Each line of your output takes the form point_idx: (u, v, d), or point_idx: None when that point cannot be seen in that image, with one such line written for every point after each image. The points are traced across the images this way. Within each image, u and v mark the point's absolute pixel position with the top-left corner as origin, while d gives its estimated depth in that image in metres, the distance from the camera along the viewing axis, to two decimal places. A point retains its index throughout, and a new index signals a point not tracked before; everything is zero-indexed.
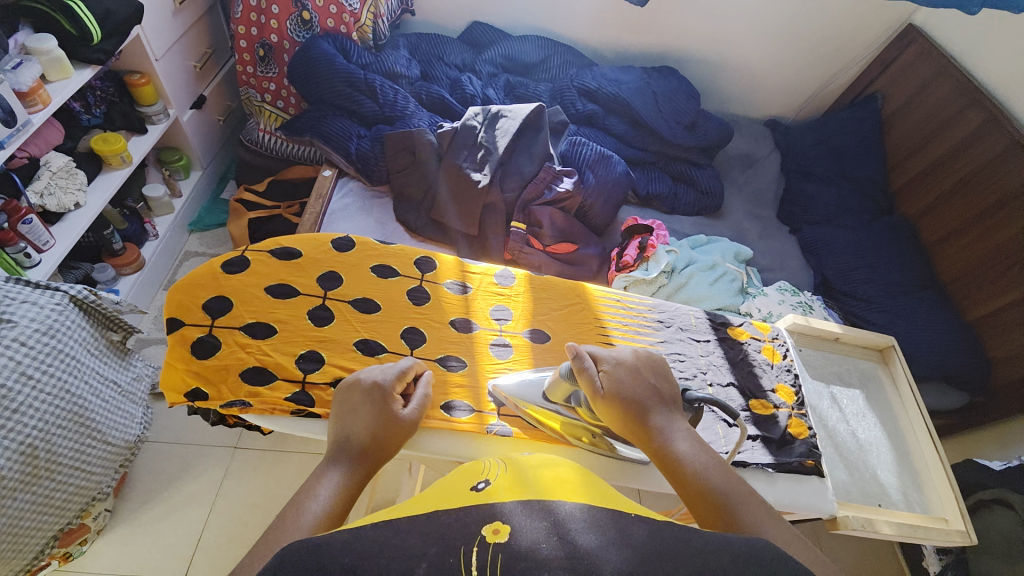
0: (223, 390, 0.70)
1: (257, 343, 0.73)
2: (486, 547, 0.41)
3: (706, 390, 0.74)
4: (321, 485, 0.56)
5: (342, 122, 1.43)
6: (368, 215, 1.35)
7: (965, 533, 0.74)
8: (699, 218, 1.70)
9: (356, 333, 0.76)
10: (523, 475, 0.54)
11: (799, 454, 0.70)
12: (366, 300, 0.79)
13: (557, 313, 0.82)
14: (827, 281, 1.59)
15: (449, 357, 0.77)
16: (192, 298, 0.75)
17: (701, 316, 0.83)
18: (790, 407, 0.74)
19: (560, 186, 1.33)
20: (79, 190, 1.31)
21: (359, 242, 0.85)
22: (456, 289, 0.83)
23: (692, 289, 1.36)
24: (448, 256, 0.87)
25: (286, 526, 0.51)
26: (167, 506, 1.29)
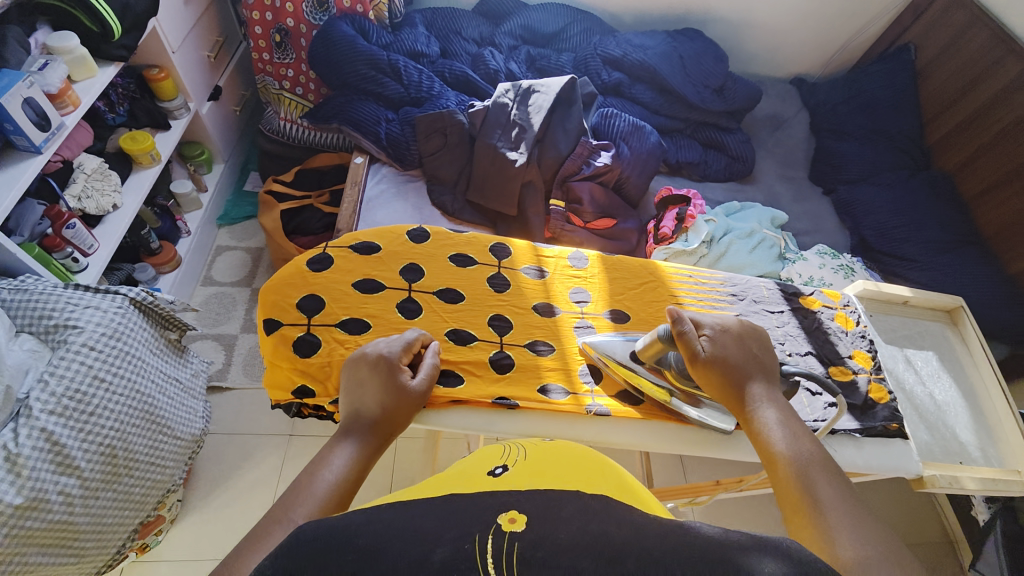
0: (329, 387, 0.70)
1: (354, 338, 0.73)
2: (502, 535, 0.39)
3: (786, 360, 0.76)
4: (335, 456, 0.54)
5: (369, 107, 1.40)
6: (404, 200, 1.33)
7: None
8: (731, 184, 1.67)
9: (446, 324, 0.76)
10: (543, 462, 0.55)
11: (883, 418, 0.73)
12: (450, 291, 0.79)
13: (634, 292, 0.83)
14: (865, 241, 1.58)
15: (538, 342, 0.78)
16: (285, 298, 0.76)
17: (772, 287, 0.84)
18: (868, 372, 0.77)
19: (598, 160, 1.32)
20: (115, 191, 1.31)
21: (433, 233, 0.86)
22: (534, 274, 0.84)
23: (732, 258, 1.34)
24: (520, 241, 0.87)
25: (299, 494, 0.50)
26: (232, 493, 1.34)
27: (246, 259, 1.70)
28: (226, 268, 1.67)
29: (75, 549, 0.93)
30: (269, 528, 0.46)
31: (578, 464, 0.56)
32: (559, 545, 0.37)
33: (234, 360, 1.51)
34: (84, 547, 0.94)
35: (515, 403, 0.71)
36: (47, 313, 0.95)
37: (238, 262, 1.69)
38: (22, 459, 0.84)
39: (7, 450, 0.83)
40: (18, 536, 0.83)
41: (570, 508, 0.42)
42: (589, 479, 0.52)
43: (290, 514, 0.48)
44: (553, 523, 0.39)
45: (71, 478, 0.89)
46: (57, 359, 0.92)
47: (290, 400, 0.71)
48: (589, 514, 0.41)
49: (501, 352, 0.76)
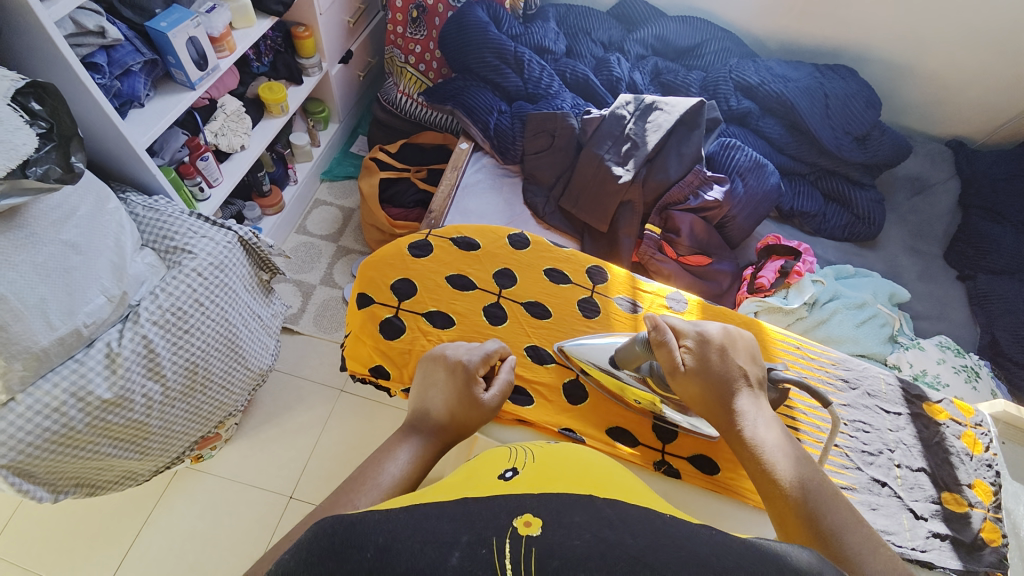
0: (403, 373, 0.72)
1: (437, 332, 0.74)
2: (519, 540, 0.37)
3: (893, 471, 0.67)
4: (399, 450, 0.56)
5: (485, 95, 1.41)
6: (498, 194, 1.34)
7: None
8: (847, 246, 1.51)
9: (527, 339, 0.75)
10: (553, 467, 0.52)
11: (989, 565, 0.62)
12: (539, 305, 0.78)
13: None
14: (997, 344, 1.36)
15: None
16: (382, 276, 0.78)
17: (892, 382, 0.74)
18: (987, 509, 0.65)
19: (708, 193, 1.23)
20: (245, 133, 1.43)
21: (533, 241, 0.84)
22: (627, 307, 0.79)
23: (833, 327, 1.21)
24: (619, 268, 0.83)
25: (365, 482, 0.52)
26: (281, 430, 1.43)
27: (337, 217, 1.79)
28: (319, 220, 1.78)
29: (142, 446, 1.02)
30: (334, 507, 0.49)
31: (589, 473, 0.52)
32: (584, 551, 0.35)
33: (309, 308, 1.61)
34: (151, 446, 1.04)
35: (581, 439, 0.70)
36: (170, 235, 1.06)
37: (330, 218, 1.79)
38: (121, 359, 0.93)
39: (109, 347, 0.93)
40: (100, 426, 0.92)
41: (583, 512, 0.40)
42: (603, 484, 0.49)
43: (356, 499, 0.50)
44: (571, 528, 0.38)
45: (155, 385, 0.98)
46: (170, 277, 1.02)
47: (365, 375, 0.74)
48: (597, 517, 0.39)
49: (576, 380, 0.73)
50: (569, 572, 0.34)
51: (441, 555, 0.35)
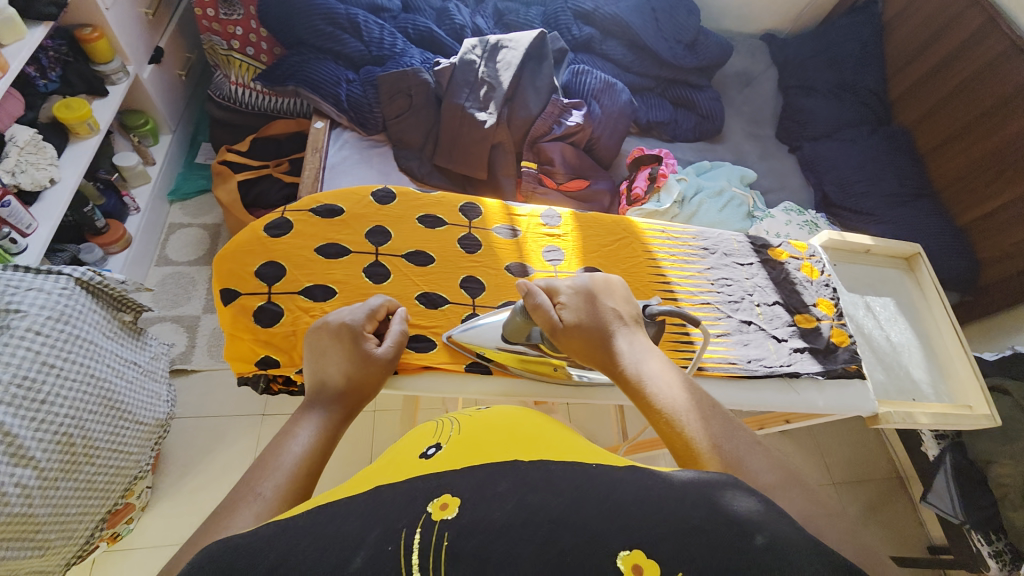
0: (295, 356, 0.69)
1: (319, 305, 0.71)
2: (430, 528, 0.36)
3: (755, 311, 0.78)
4: (301, 427, 0.54)
5: (327, 66, 1.31)
6: (369, 166, 1.28)
7: (987, 413, 0.83)
8: (700, 144, 1.68)
9: (417, 288, 0.75)
10: (477, 435, 0.53)
11: (844, 360, 0.76)
12: (420, 253, 0.77)
13: (609, 249, 0.80)
14: (827, 197, 1.61)
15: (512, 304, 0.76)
16: (244, 266, 0.72)
17: (742, 240, 0.85)
18: (831, 318, 0.79)
19: (569, 119, 1.28)
20: (52, 165, 1.22)
21: (399, 194, 0.82)
22: (506, 234, 0.81)
23: (703, 217, 1.38)
24: (492, 200, 0.84)
25: (266, 466, 0.48)
26: (206, 475, 1.33)
27: (202, 236, 1.62)
28: (181, 245, 1.60)
29: (38, 542, 0.88)
30: (234, 506, 0.45)
31: (516, 432, 0.54)
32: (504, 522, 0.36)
33: (199, 342, 1.46)
34: (47, 540, 0.90)
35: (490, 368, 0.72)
36: None
37: (193, 239, 1.61)
38: None
39: None
40: None
41: (505, 481, 0.40)
42: (530, 445, 0.50)
43: (260, 487, 0.47)
44: (491, 500, 0.38)
45: (26, 470, 0.84)
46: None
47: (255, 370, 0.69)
48: (521, 483, 0.39)
49: (474, 315, 0.75)
50: (487, 546, 0.34)
51: (345, 558, 0.35)
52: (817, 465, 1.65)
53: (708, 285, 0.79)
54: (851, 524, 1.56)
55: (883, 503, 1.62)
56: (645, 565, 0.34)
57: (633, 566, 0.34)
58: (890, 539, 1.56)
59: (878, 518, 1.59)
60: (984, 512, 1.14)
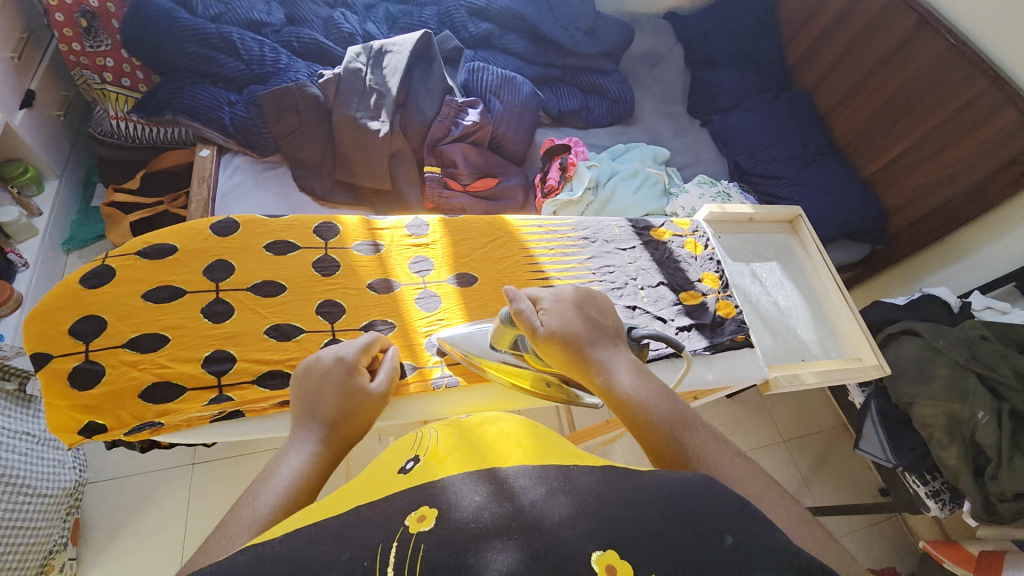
0: (125, 416, 0.65)
1: (149, 357, 0.67)
2: (407, 540, 0.35)
3: (639, 293, 0.80)
4: (281, 469, 0.49)
5: (204, 90, 1.23)
6: (265, 190, 1.22)
7: (876, 366, 0.85)
8: (614, 128, 1.69)
9: (266, 321, 0.73)
10: (461, 443, 0.49)
11: (731, 331, 0.77)
12: (271, 283, 0.75)
13: (479, 252, 0.82)
14: (739, 166, 1.64)
15: (375, 321, 0.75)
16: (56, 325, 0.67)
17: (623, 224, 0.88)
18: (717, 291, 0.82)
19: (466, 119, 1.24)
20: None
21: (244, 222, 0.79)
22: (367, 251, 0.81)
23: (618, 201, 1.39)
24: (351, 218, 0.83)
25: (234, 521, 0.43)
26: (134, 538, 1.24)
27: None
28: None
29: None
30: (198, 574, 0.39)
31: (484, 442, 0.50)
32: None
33: None
34: None
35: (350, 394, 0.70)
36: None
37: None
38: None
39: None
40: None
41: (485, 489, 0.39)
42: (531, 450, 0.47)
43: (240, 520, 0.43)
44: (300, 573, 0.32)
45: None
46: None
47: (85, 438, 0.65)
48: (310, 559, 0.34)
49: (333, 340, 0.73)
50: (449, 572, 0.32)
51: None
52: (767, 424, 1.68)
53: (588, 274, 0.82)
54: (804, 477, 1.60)
55: (832, 452, 1.67)
56: (618, 566, 0.33)
57: (607, 566, 0.33)
58: (841, 485, 1.60)
59: (829, 467, 1.64)
60: (914, 453, 1.16)
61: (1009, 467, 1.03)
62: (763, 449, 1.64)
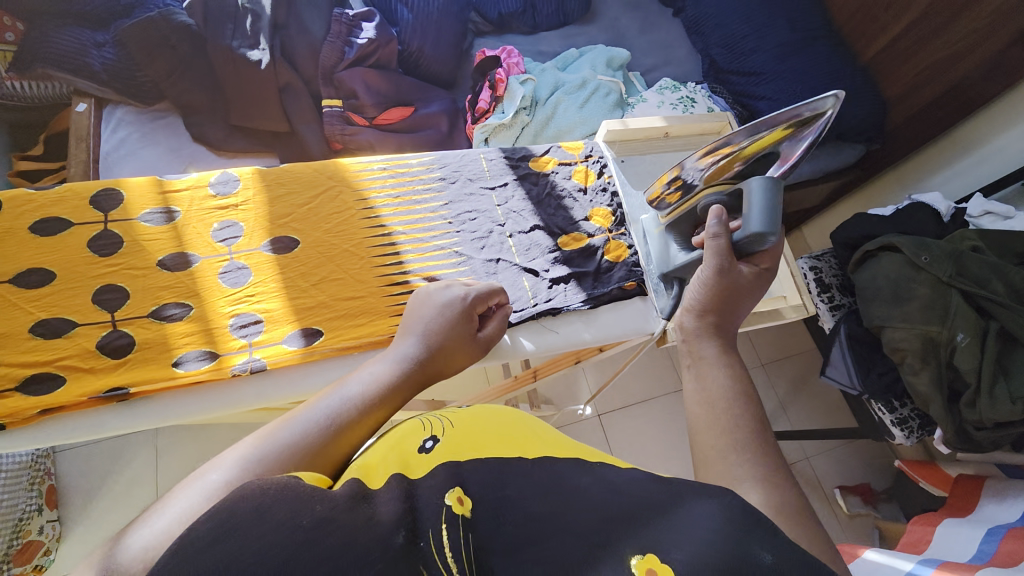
0: None
1: None
2: (457, 525, 0.34)
3: (505, 242, 0.72)
4: (373, 374, 0.47)
5: (68, 31, 1.07)
6: (155, 144, 1.09)
7: (800, 307, 0.76)
8: (565, 29, 1.44)
9: (30, 318, 0.61)
10: (479, 426, 0.42)
11: (618, 279, 0.71)
12: (36, 271, 0.63)
13: (302, 209, 0.70)
14: (715, 63, 1.39)
15: (166, 305, 0.64)
16: None
17: (491, 158, 0.78)
18: (607, 231, 0.74)
19: (361, 35, 1.08)
20: None
21: (6, 198, 0.66)
22: (160, 219, 0.68)
23: (560, 119, 1.19)
24: (138, 179, 0.69)
25: (319, 402, 0.42)
26: (111, 498, 1.31)
27: None
28: None
29: None
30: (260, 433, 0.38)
31: (504, 420, 0.44)
32: None
33: None
34: None
35: (126, 391, 0.59)
36: None
37: None
38: None
39: None
40: None
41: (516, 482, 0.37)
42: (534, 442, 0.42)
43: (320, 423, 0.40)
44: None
45: None
46: None
47: None
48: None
49: (114, 332, 0.62)
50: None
51: None
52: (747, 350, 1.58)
53: (445, 224, 0.72)
54: (784, 403, 1.53)
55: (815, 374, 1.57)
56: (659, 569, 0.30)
57: (647, 571, 0.31)
58: (823, 406, 1.53)
59: (812, 389, 1.55)
60: (883, 380, 1.07)
61: (987, 394, 0.92)
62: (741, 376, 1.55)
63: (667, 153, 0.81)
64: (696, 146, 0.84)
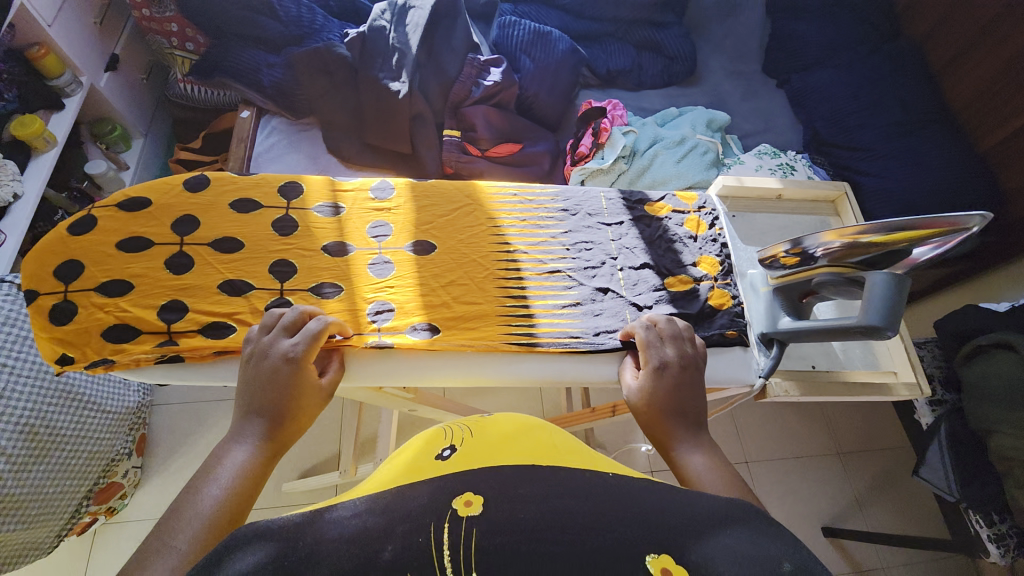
0: (88, 351, 0.67)
1: (114, 301, 0.70)
2: (460, 521, 0.37)
3: (616, 275, 0.76)
4: (218, 469, 0.49)
5: (249, 53, 1.29)
6: (297, 151, 1.26)
7: (913, 385, 0.75)
8: (668, 90, 1.52)
9: (219, 276, 0.72)
10: (491, 436, 0.50)
11: (721, 325, 0.72)
12: (227, 240, 0.75)
13: (444, 219, 0.79)
14: (817, 135, 1.39)
15: (324, 284, 0.73)
16: (42, 267, 0.71)
17: (612, 197, 0.84)
18: (713, 278, 0.76)
19: (488, 78, 1.21)
20: (15, 179, 1.30)
21: (214, 178, 0.80)
22: (328, 211, 0.79)
23: (657, 171, 1.25)
24: (316, 176, 0.81)
25: (178, 517, 0.44)
26: (190, 456, 1.43)
27: None
28: None
29: (23, 515, 1.08)
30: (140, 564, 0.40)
31: (519, 432, 0.51)
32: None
33: None
34: (33, 513, 1.10)
35: None
36: None
37: None
38: None
39: None
40: None
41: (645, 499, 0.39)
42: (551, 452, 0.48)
43: (174, 538, 0.42)
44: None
45: None
46: None
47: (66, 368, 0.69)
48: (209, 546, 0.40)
49: (280, 299, 0.71)
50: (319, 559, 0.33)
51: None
52: (822, 432, 1.48)
53: (563, 251, 0.78)
54: (858, 497, 1.41)
55: (896, 472, 1.44)
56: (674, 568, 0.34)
57: (662, 568, 0.34)
58: (904, 510, 1.40)
59: (893, 488, 1.42)
60: (983, 489, 0.98)
61: None
62: (813, 460, 1.44)
63: (781, 214, 0.85)
64: (808, 211, 0.89)
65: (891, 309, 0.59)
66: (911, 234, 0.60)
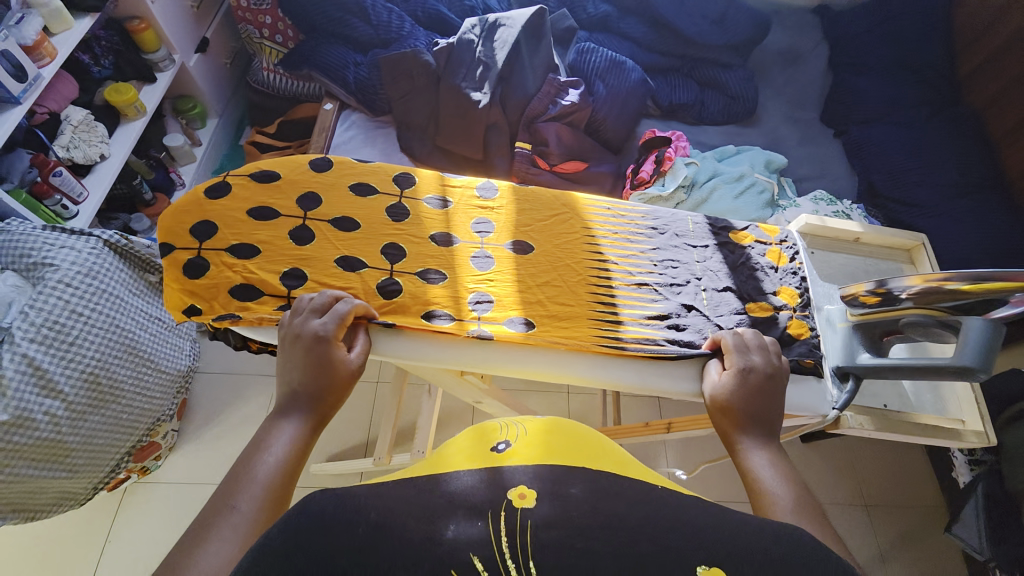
0: (215, 306, 0.74)
1: (242, 262, 0.76)
2: (513, 512, 0.39)
3: (700, 295, 0.80)
4: (274, 437, 0.55)
5: (338, 51, 1.37)
6: (372, 146, 1.32)
7: (982, 434, 0.77)
8: (728, 127, 1.56)
9: (336, 252, 0.78)
10: (547, 439, 0.51)
11: (799, 354, 0.74)
12: (345, 219, 0.81)
13: (542, 223, 0.84)
14: (873, 186, 1.41)
15: (429, 270, 0.78)
16: (181, 225, 0.79)
17: (698, 222, 0.88)
18: (792, 309, 0.79)
19: (566, 98, 1.27)
20: (102, 141, 1.36)
21: (336, 162, 0.87)
22: (437, 204, 0.84)
23: (714, 203, 1.28)
24: (427, 171, 0.88)
25: (240, 479, 0.50)
26: (224, 427, 1.46)
27: None
28: None
29: (68, 464, 1.08)
30: (212, 517, 0.47)
31: (572, 439, 0.51)
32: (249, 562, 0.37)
33: None
34: (77, 464, 1.10)
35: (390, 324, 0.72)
36: (26, 252, 1.06)
37: None
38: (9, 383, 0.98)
39: (32, 362, 1.00)
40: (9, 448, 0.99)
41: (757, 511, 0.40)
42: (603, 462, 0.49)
43: (235, 500, 0.48)
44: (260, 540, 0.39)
45: (55, 401, 1.02)
46: (39, 293, 1.03)
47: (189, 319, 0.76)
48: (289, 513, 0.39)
49: (390, 278, 0.76)
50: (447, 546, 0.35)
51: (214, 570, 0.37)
52: (848, 481, 1.46)
53: (651, 266, 0.82)
54: (881, 552, 1.38)
55: (921, 533, 1.41)
56: None
57: None
58: (928, 572, 1.36)
59: (918, 549, 1.39)
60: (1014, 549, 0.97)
61: None
62: (837, 509, 1.43)
63: (857, 256, 0.89)
64: (884, 257, 0.92)
65: (984, 353, 0.60)
66: (1004, 285, 0.61)
